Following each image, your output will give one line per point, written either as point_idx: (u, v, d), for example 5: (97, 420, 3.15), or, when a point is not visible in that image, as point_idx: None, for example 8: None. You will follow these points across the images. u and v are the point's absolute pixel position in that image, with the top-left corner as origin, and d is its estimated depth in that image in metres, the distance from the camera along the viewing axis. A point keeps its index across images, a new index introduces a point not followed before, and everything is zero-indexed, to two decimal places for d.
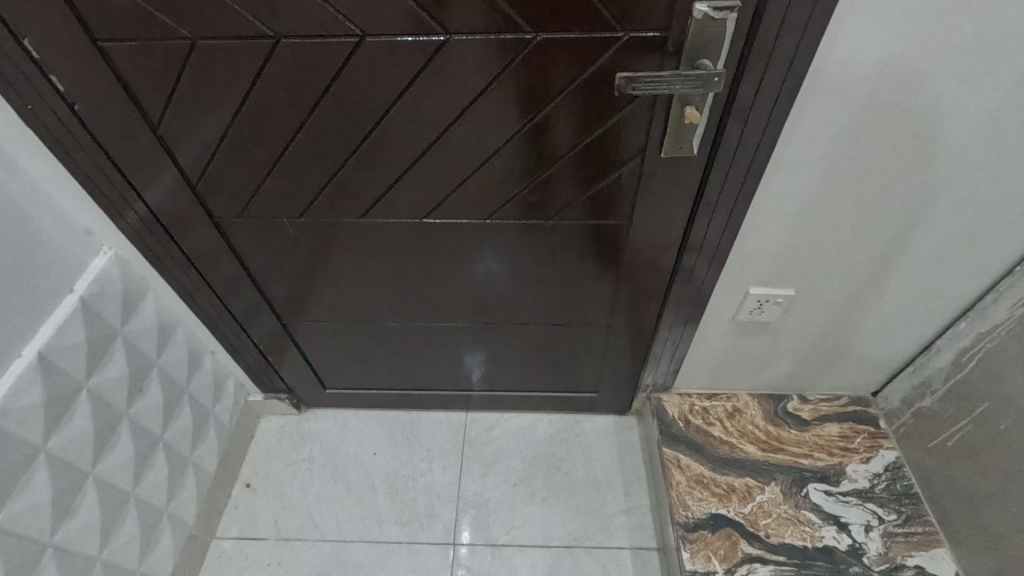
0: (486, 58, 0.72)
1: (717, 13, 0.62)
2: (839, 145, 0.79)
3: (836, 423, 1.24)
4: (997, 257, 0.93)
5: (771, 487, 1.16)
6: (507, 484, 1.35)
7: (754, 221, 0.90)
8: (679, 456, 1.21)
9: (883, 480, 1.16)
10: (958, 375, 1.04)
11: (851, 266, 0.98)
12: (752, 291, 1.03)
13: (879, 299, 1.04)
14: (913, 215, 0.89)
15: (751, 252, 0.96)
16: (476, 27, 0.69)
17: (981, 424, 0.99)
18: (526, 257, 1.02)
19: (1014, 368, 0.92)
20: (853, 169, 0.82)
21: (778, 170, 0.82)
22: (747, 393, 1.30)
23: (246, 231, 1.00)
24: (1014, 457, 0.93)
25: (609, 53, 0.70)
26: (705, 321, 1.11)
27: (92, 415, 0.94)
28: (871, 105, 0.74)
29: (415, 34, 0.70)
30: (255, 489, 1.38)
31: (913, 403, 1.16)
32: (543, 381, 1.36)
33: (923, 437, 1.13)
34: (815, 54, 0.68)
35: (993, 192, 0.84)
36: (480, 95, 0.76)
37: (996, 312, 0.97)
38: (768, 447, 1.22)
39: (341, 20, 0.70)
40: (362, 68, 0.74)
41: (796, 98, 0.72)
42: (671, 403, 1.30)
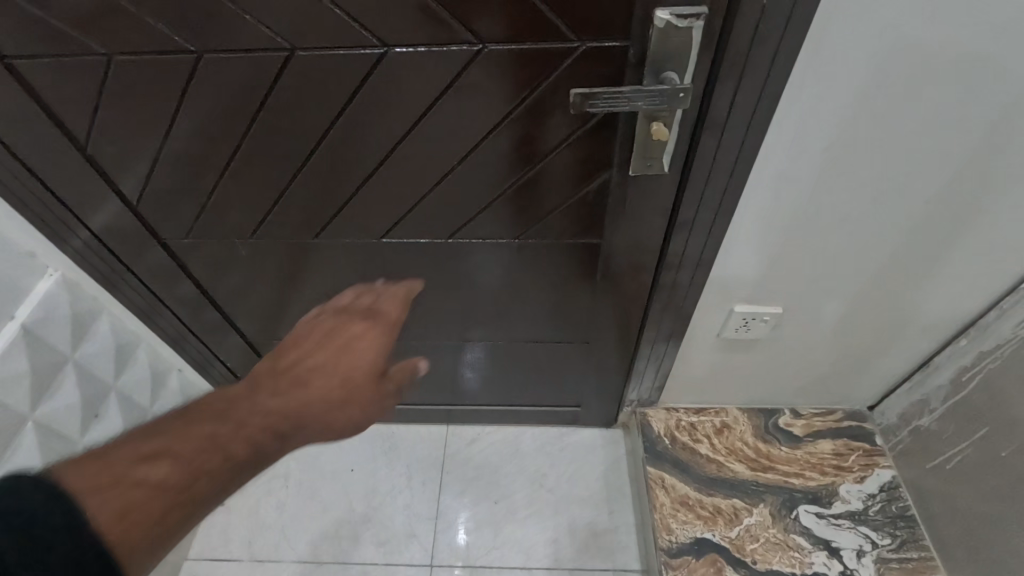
0: (431, 72, 0.66)
1: (683, 21, 0.55)
2: (823, 158, 0.73)
3: (830, 440, 1.18)
4: (1003, 273, 0.87)
5: (759, 509, 1.11)
6: (488, 502, 1.30)
7: (736, 236, 0.85)
8: (663, 476, 1.16)
9: (878, 502, 1.10)
10: (958, 395, 0.98)
11: (842, 281, 0.92)
12: (737, 308, 0.98)
13: (874, 313, 0.98)
14: (908, 229, 0.82)
15: (736, 269, 0.91)
16: (418, 38, 0.63)
17: (982, 449, 0.93)
18: (497, 273, 0.96)
19: (1018, 393, 0.86)
20: (841, 181, 0.76)
21: (761, 183, 0.76)
22: (737, 407, 1.24)
23: (198, 251, 0.95)
24: (1016, 486, 0.87)
25: (564, 64, 0.63)
26: (689, 336, 1.06)
27: (39, 447, 0.90)
28: (856, 116, 0.68)
29: (349, 47, 0.64)
30: (230, 507, 1.34)
31: (910, 420, 1.10)
32: (524, 395, 1.31)
33: (920, 456, 1.08)
34: (796, 63, 0.62)
35: (996, 205, 0.77)
36: (430, 109, 0.70)
37: (1000, 330, 0.91)
38: (757, 466, 1.16)
39: (266, 33, 0.64)
40: (296, 83, 0.68)
41: (777, 108, 0.67)
42: (656, 418, 1.25)
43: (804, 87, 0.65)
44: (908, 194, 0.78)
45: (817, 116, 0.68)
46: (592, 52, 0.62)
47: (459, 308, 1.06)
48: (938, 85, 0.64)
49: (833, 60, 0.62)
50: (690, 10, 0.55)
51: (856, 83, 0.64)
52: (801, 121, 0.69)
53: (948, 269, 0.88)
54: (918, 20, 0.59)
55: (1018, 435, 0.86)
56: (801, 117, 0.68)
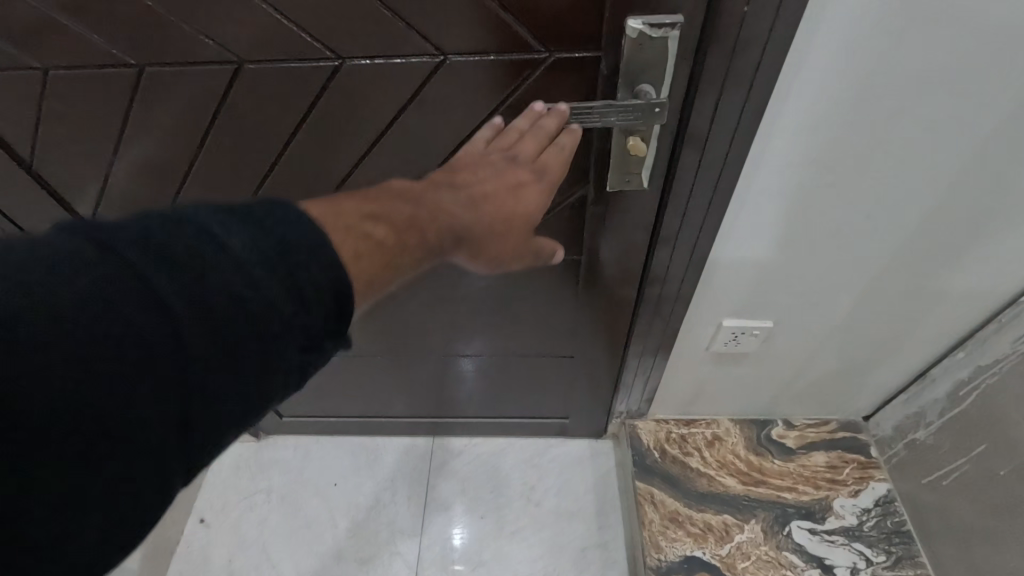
0: (392, 86, 0.63)
1: (656, 30, 0.53)
2: (812, 172, 0.70)
3: (824, 452, 1.15)
4: (1001, 286, 0.84)
5: (751, 525, 1.08)
6: (474, 517, 1.27)
7: (723, 250, 0.82)
8: (653, 491, 1.13)
9: (873, 517, 1.07)
10: (956, 409, 0.95)
11: (832, 295, 0.89)
12: (725, 322, 0.95)
13: (868, 325, 0.94)
14: (901, 244, 0.79)
15: (723, 283, 0.88)
16: (379, 49, 0.60)
17: (979, 465, 0.90)
18: (475, 289, 0.94)
19: (1018, 410, 0.83)
20: (832, 194, 0.73)
21: (748, 197, 0.73)
22: (728, 418, 1.21)
23: None
24: (1013, 505, 0.84)
25: (531, 75, 0.61)
26: (677, 349, 1.03)
27: None
28: (844, 130, 0.65)
29: (304, 59, 0.61)
30: (210, 525, 1.31)
31: (906, 433, 1.07)
32: (510, 408, 1.27)
33: (916, 470, 1.05)
34: (781, 74, 0.59)
35: (996, 217, 0.74)
36: (393, 123, 0.67)
37: (999, 344, 0.87)
38: (749, 480, 1.13)
39: (213, 45, 0.60)
40: (250, 97, 0.65)
41: (763, 120, 0.63)
42: (646, 430, 1.22)
43: (789, 101, 0.62)
44: (901, 208, 0.74)
45: (805, 129, 0.65)
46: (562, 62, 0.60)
47: (438, 322, 1.02)
48: (933, 96, 0.61)
49: (822, 72, 0.59)
50: (664, 19, 0.52)
51: (844, 96, 0.61)
52: (786, 136, 0.65)
53: (943, 282, 0.85)
54: (910, 31, 0.55)
55: (1017, 453, 0.83)
56: (787, 132, 0.65)
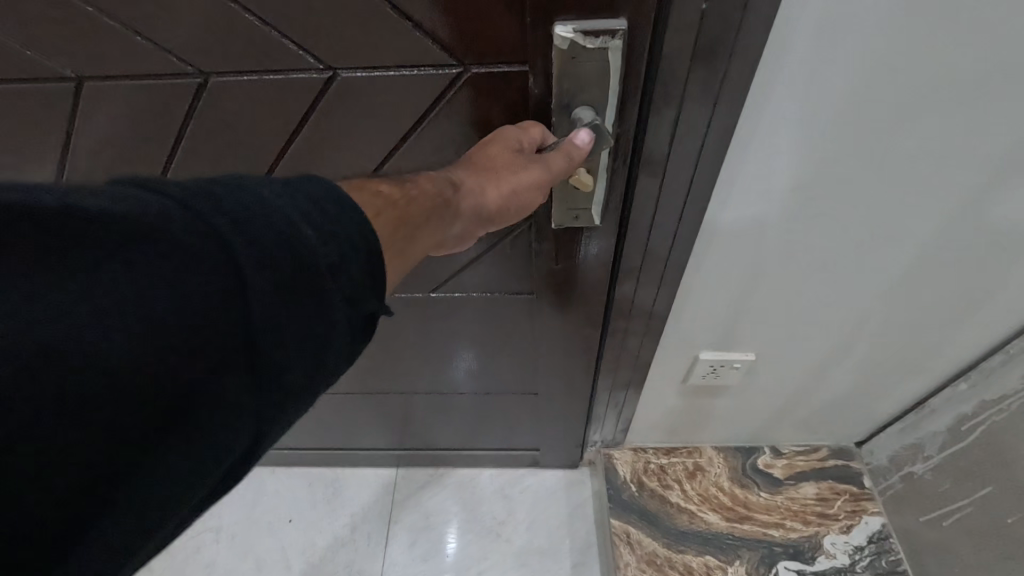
0: (275, 104, 0.54)
1: (592, 40, 0.45)
2: (796, 194, 0.61)
3: (814, 483, 1.06)
4: (1011, 315, 0.75)
5: (734, 568, 1.00)
6: (439, 556, 1.17)
7: (698, 278, 0.73)
8: (629, 530, 1.05)
9: (866, 556, 0.99)
10: (959, 446, 0.86)
11: (820, 325, 0.80)
12: (702, 355, 0.86)
13: (862, 354, 0.85)
14: (899, 270, 0.70)
15: (698, 312, 0.79)
16: (254, 63, 0.51)
17: (983, 508, 0.82)
18: (427, 326, 0.84)
19: None
20: (819, 218, 0.64)
21: (722, 221, 0.64)
22: (711, 446, 1.13)
23: None
24: (1018, 555, 0.76)
25: (441, 93, 0.52)
26: (651, 380, 0.94)
27: None
28: (832, 145, 0.55)
29: (158, 74, 0.53)
30: (152, 569, 1.20)
31: (902, 465, 0.98)
32: (476, 440, 1.17)
33: (913, 506, 0.96)
34: (753, 86, 0.50)
35: (1009, 243, 0.65)
36: (288, 145, 0.58)
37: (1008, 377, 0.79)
38: (733, 515, 1.05)
39: (46, 61, 0.52)
40: (107, 116, 0.56)
41: (734, 138, 0.54)
42: (623, 462, 1.13)
43: (767, 112, 0.52)
44: (900, 233, 0.65)
45: (785, 148, 0.56)
46: (475, 77, 0.51)
47: (392, 357, 0.93)
48: (936, 109, 0.52)
49: (803, 83, 0.50)
50: (603, 26, 0.44)
51: (833, 104, 0.52)
52: (764, 151, 0.56)
53: (945, 310, 0.76)
54: (911, 28, 0.46)
55: None
56: (766, 146, 0.56)
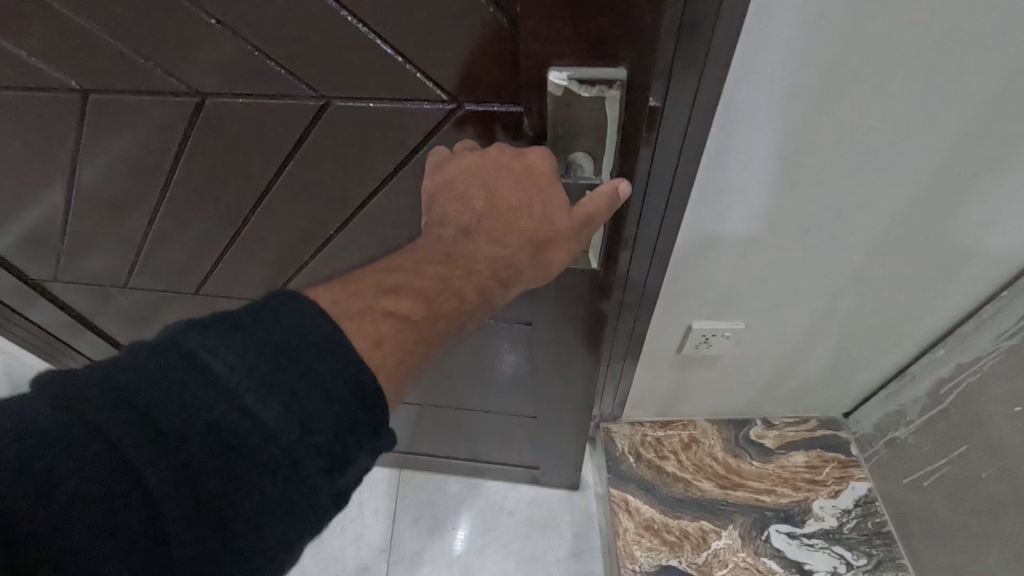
0: (271, 125, 0.55)
1: (587, 88, 0.43)
2: (777, 173, 0.63)
3: (803, 452, 1.11)
4: (987, 283, 0.78)
5: (728, 531, 1.06)
6: (446, 530, 1.23)
7: (686, 257, 0.75)
8: (627, 498, 1.10)
9: (853, 518, 1.05)
10: (936, 411, 0.93)
11: (805, 300, 0.83)
12: (694, 325, 0.88)
13: (847, 328, 0.88)
14: (880, 244, 0.72)
15: (687, 287, 0.81)
16: (247, 86, 0.52)
17: (960, 467, 0.88)
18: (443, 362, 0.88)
19: (999, 412, 0.81)
20: (801, 197, 0.66)
21: (705, 200, 0.66)
22: (705, 419, 1.17)
23: (82, 292, 0.88)
24: (992, 509, 0.83)
25: (434, 127, 0.52)
26: (646, 354, 0.96)
27: None
28: (811, 125, 0.57)
29: (158, 92, 0.54)
30: None
31: (886, 432, 1.04)
32: (476, 451, 1.18)
33: (896, 470, 1.02)
34: (730, 70, 0.52)
35: (979, 214, 0.68)
36: (285, 168, 0.59)
37: (983, 341, 0.83)
38: (726, 483, 1.10)
39: (49, 73, 0.54)
40: (109, 124, 0.58)
41: (714, 121, 0.56)
42: (621, 435, 1.17)
43: (748, 94, 0.54)
44: (879, 209, 0.67)
45: (764, 130, 0.58)
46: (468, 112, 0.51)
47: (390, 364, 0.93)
48: (909, 89, 0.54)
49: (780, 66, 0.52)
50: (600, 76, 0.43)
51: (816, 82, 0.53)
52: (748, 127, 0.57)
53: (924, 283, 0.79)
54: (893, 9, 0.47)
55: (998, 458, 0.81)
56: (750, 122, 0.57)
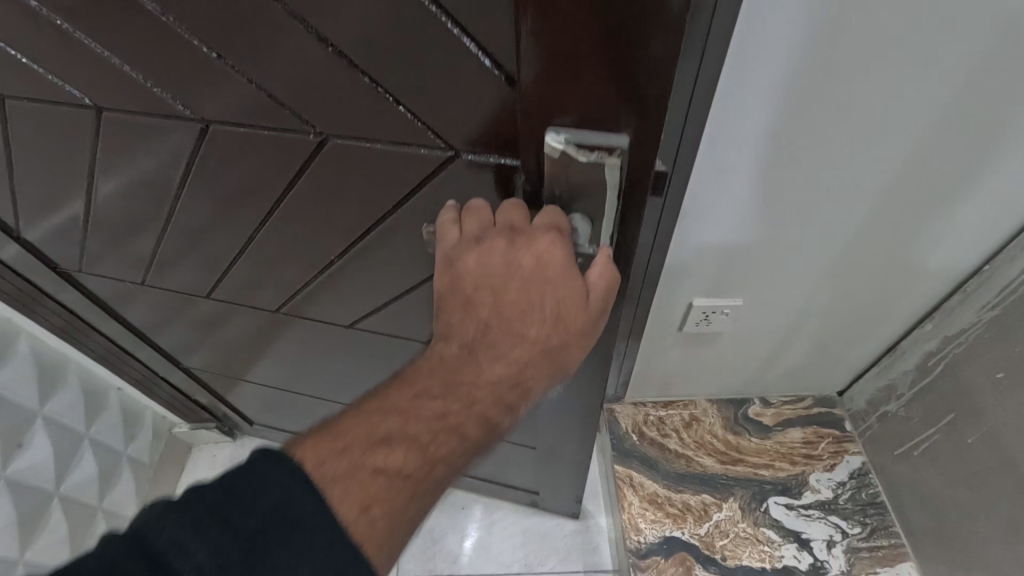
0: (270, 158, 0.57)
1: (588, 153, 0.43)
2: (772, 148, 0.70)
3: (801, 428, 1.20)
4: (965, 260, 0.87)
5: (729, 504, 1.12)
6: (457, 510, 1.29)
7: (690, 229, 0.83)
8: (632, 474, 1.16)
9: (848, 490, 1.12)
10: (925, 381, 1.00)
11: (801, 274, 0.90)
12: (695, 301, 0.95)
13: (840, 302, 0.95)
14: (864, 221, 0.80)
15: (688, 263, 0.89)
16: (249, 116, 0.53)
17: (949, 435, 0.96)
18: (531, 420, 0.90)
19: (983, 379, 0.89)
20: (794, 171, 0.73)
21: (707, 172, 0.74)
22: (705, 399, 1.24)
23: (105, 286, 0.92)
24: (978, 469, 0.91)
25: (428, 176, 0.54)
26: (651, 329, 1.02)
27: (12, 504, 0.96)
28: (804, 104, 0.65)
29: (165, 115, 0.56)
30: None
31: (879, 405, 1.12)
32: (489, 472, 1.19)
33: (888, 443, 1.10)
34: (729, 55, 0.61)
35: (959, 189, 0.75)
36: (288, 191, 0.61)
37: (968, 314, 0.90)
38: (726, 459, 1.17)
39: (64, 89, 0.56)
40: (120, 138, 0.61)
41: (716, 96, 0.65)
42: (625, 415, 1.24)
43: (748, 74, 0.63)
44: (868, 183, 0.75)
45: (760, 108, 0.66)
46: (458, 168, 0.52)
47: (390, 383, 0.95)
48: (894, 70, 0.61)
49: (776, 51, 0.60)
50: (601, 142, 0.42)
51: (807, 65, 0.61)
52: (740, 112, 0.67)
53: (912, 256, 0.86)
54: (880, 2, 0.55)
55: (984, 422, 0.89)
56: (742, 108, 0.66)
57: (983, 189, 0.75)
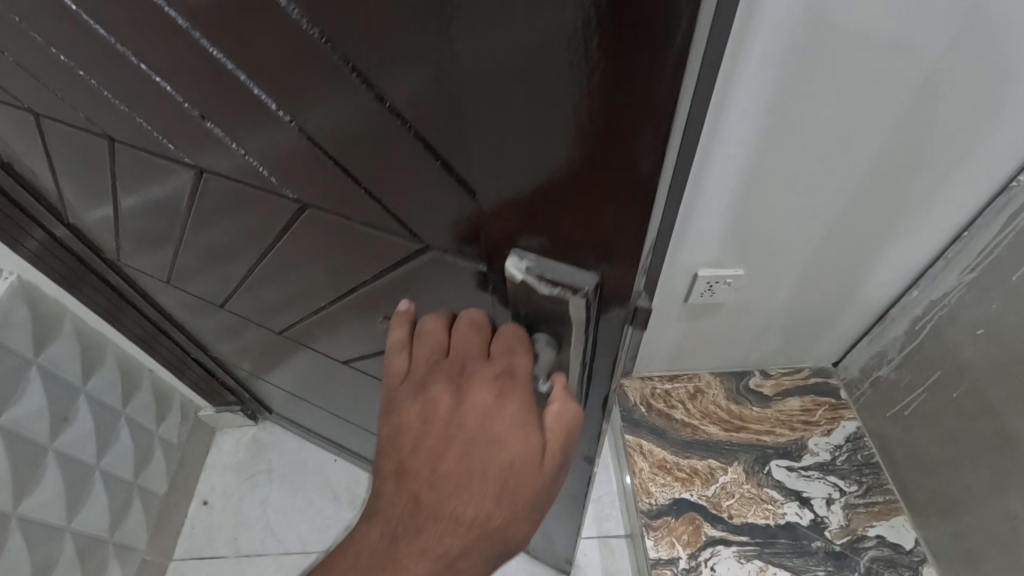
0: (258, 210, 0.54)
1: (552, 288, 0.37)
2: (768, 126, 0.78)
3: (799, 397, 1.28)
4: (945, 227, 0.96)
5: (734, 467, 1.20)
6: None
7: (696, 204, 0.91)
8: (641, 443, 1.24)
9: (844, 452, 1.21)
10: (912, 344, 1.10)
11: (796, 241, 0.98)
12: (701, 273, 1.04)
13: (834, 266, 1.04)
14: (854, 190, 0.89)
15: (697, 236, 0.97)
16: (224, 168, 0.49)
17: (936, 392, 1.05)
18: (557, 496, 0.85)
19: (964, 336, 0.98)
20: (789, 146, 0.81)
21: (711, 149, 0.81)
22: (708, 372, 1.33)
23: (141, 280, 0.96)
24: (963, 420, 0.99)
25: (401, 259, 0.48)
26: (659, 300, 1.12)
27: (61, 474, 1.00)
28: (796, 86, 0.73)
29: (153, 152, 0.55)
30: (213, 506, 1.33)
31: (871, 372, 1.21)
32: None
33: (881, 406, 1.19)
34: (729, 44, 0.69)
35: (934, 160, 0.84)
36: (271, 244, 0.59)
37: (950, 277, 1.00)
38: (729, 426, 1.25)
39: (74, 121, 0.58)
40: (121, 168, 0.62)
41: (718, 80, 0.72)
42: (633, 388, 1.32)
43: (746, 59, 0.70)
44: (854, 155, 0.83)
45: (757, 89, 0.74)
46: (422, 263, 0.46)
47: None
48: (874, 53, 0.70)
49: (772, 37, 0.68)
50: (568, 278, 0.37)
51: (798, 52, 0.69)
52: (740, 94, 0.74)
53: (895, 221, 0.95)
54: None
55: (966, 376, 0.98)
56: (742, 90, 0.74)
57: (961, 156, 0.84)
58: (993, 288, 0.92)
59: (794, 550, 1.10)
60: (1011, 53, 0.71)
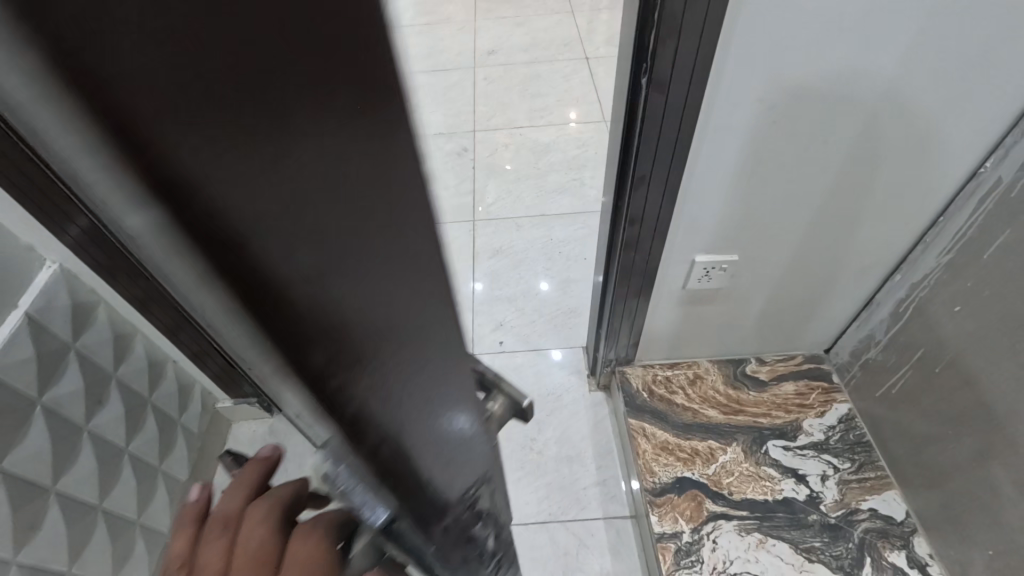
0: None
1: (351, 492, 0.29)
2: (756, 117, 0.86)
3: (792, 381, 1.35)
4: (923, 212, 1.04)
5: (733, 447, 1.26)
6: None
7: (693, 194, 0.97)
8: (644, 426, 1.31)
9: (838, 432, 1.27)
10: (898, 323, 1.17)
11: (785, 227, 1.05)
12: (698, 259, 1.11)
13: (823, 251, 1.11)
14: (835, 176, 0.96)
15: (691, 223, 1.03)
16: None
17: (920, 368, 1.12)
18: None
19: (944, 311, 1.05)
20: (777, 135, 0.89)
21: (705, 139, 0.88)
22: (707, 359, 1.40)
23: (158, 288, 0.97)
24: (946, 395, 1.06)
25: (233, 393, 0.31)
26: (659, 288, 1.18)
27: (94, 453, 1.06)
28: (778, 78, 0.81)
29: None
30: None
31: (860, 354, 1.28)
32: None
33: (870, 388, 1.26)
34: (718, 47, 0.76)
35: (908, 146, 0.92)
36: None
37: (930, 259, 1.07)
38: (728, 410, 1.31)
39: None
40: None
41: (709, 78, 0.79)
42: (635, 375, 1.39)
43: (733, 57, 0.77)
44: (834, 143, 0.91)
45: (743, 83, 0.81)
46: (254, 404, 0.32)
47: None
48: (848, 50, 0.78)
49: (754, 37, 0.75)
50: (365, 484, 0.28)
51: (780, 49, 0.77)
52: (729, 89, 0.81)
53: (877, 206, 1.02)
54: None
55: (947, 351, 1.05)
56: (729, 85, 0.81)
57: (930, 141, 0.91)
58: (968, 267, 1.00)
59: (791, 524, 1.16)
60: (969, 51, 0.79)
